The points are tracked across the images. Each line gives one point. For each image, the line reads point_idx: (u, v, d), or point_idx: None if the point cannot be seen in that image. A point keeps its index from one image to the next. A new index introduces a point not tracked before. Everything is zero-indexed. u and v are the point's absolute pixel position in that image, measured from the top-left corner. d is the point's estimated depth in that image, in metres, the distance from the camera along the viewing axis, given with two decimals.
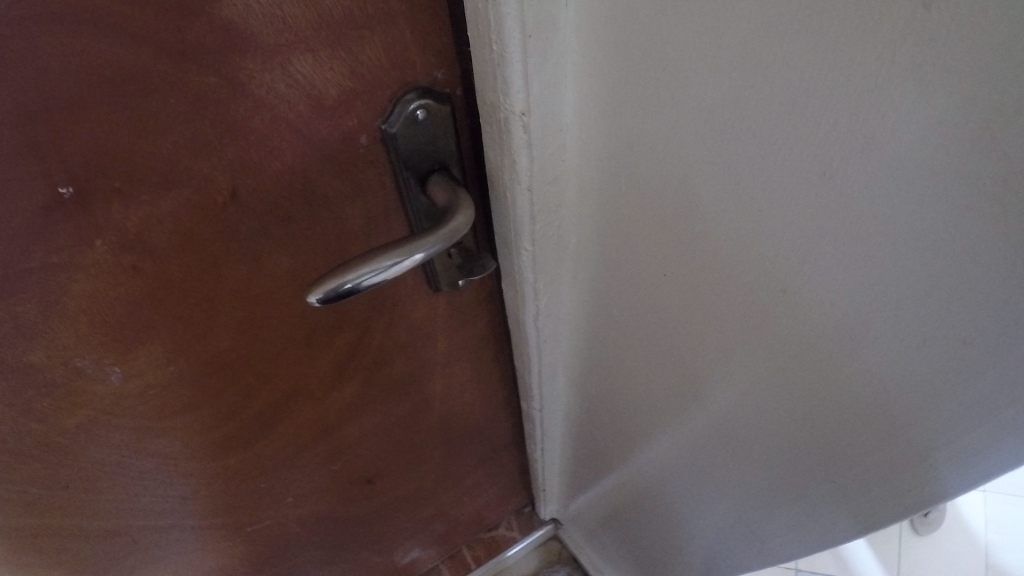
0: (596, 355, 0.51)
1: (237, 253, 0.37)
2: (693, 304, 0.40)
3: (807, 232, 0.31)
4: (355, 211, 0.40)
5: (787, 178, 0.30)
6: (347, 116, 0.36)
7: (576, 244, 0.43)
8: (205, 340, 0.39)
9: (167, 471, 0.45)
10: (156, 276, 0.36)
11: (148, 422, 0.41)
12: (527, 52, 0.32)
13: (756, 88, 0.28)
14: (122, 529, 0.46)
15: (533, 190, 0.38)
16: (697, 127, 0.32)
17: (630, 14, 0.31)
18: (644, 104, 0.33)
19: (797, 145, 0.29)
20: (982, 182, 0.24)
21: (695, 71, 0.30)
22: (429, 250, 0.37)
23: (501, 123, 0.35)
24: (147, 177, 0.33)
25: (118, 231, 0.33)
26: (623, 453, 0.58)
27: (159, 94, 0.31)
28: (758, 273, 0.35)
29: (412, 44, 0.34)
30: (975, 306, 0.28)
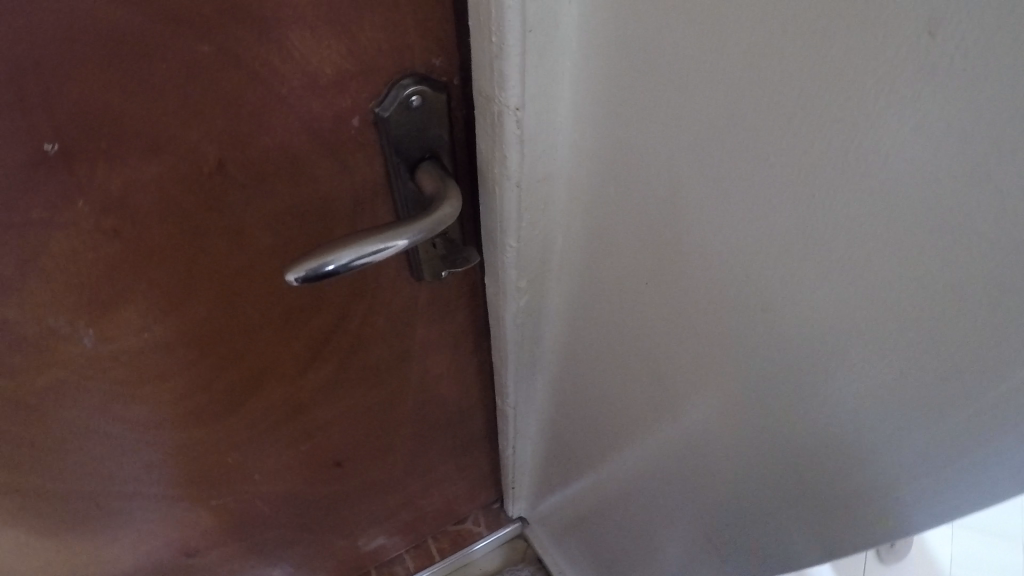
0: (574, 358, 0.51)
1: (221, 225, 0.37)
2: (672, 315, 0.40)
3: (791, 252, 0.31)
4: (343, 194, 0.39)
5: (772, 196, 0.30)
6: (341, 96, 0.35)
7: (562, 245, 0.43)
8: (182, 311, 0.39)
9: (135, 438, 0.44)
10: (138, 241, 0.35)
11: (118, 387, 0.41)
12: (526, 46, 0.32)
13: (749, 102, 0.28)
14: (86, 492, 0.46)
15: (523, 187, 0.38)
16: (689, 137, 0.32)
17: (629, 17, 0.31)
18: (638, 109, 0.33)
19: (786, 163, 0.28)
20: (966, 213, 0.24)
21: (691, 79, 0.30)
22: (414, 237, 0.37)
23: (494, 116, 0.35)
24: (135, 140, 0.33)
25: (101, 193, 0.33)
26: (594, 458, 0.58)
27: (153, 56, 0.31)
28: (738, 288, 0.35)
29: (412, 29, 0.34)
30: (955, 337, 0.27)
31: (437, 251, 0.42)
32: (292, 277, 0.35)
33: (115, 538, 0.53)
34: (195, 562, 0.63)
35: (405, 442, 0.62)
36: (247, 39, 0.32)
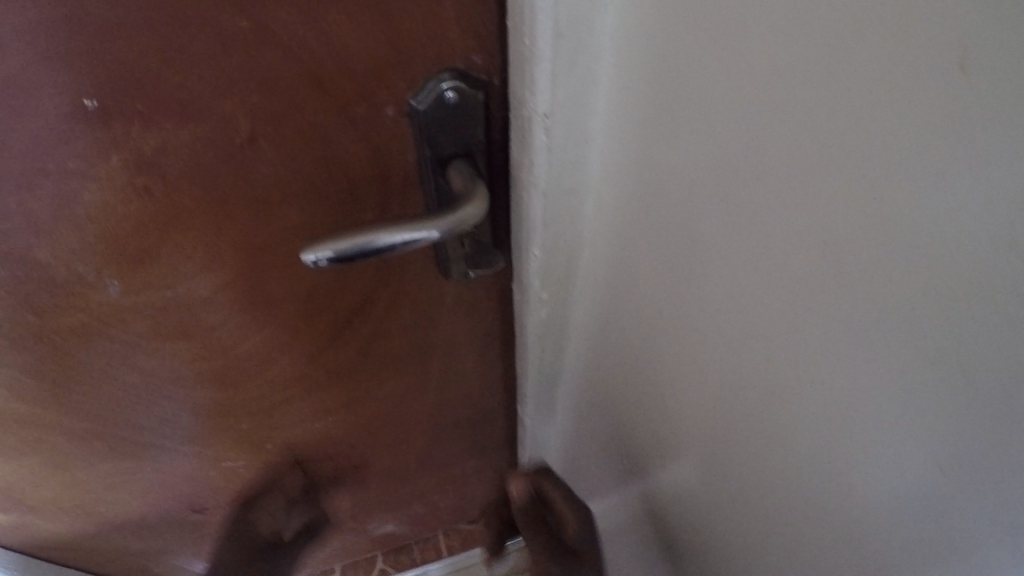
0: (597, 376, 0.50)
1: (247, 199, 0.38)
2: (680, 351, 0.38)
3: (771, 318, 0.29)
4: (373, 180, 0.40)
5: (767, 250, 0.28)
6: (377, 85, 0.36)
7: (588, 260, 0.43)
8: (204, 275, 0.40)
9: (153, 389, 0.46)
10: (166, 204, 0.36)
11: (138, 338, 0.42)
12: (557, 52, 0.31)
13: (749, 140, 0.26)
14: (104, 430, 0.49)
15: (547, 197, 0.37)
16: (702, 175, 0.30)
17: (658, 31, 0.29)
18: (662, 132, 0.32)
19: (772, 223, 0.26)
20: (916, 318, 0.21)
21: (706, 113, 0.28)
22: (439, 230, 0.36)
23: (523, 119, 0.35)
24: (170, 105, 0.34)
25: (134, 153, 0.34)
26: (608, 481, 0.57)
27: (192, 28, 0.31)
28: (731, 337, 0.33)
29: (455, 24, 0.34)
30: (896, 448, 0.25)
31: (462, 249, 0.41)
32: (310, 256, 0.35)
33: (130, 479, 0.55)
34: (209, 515, 0.65)
35: (423, 434, 0.63)
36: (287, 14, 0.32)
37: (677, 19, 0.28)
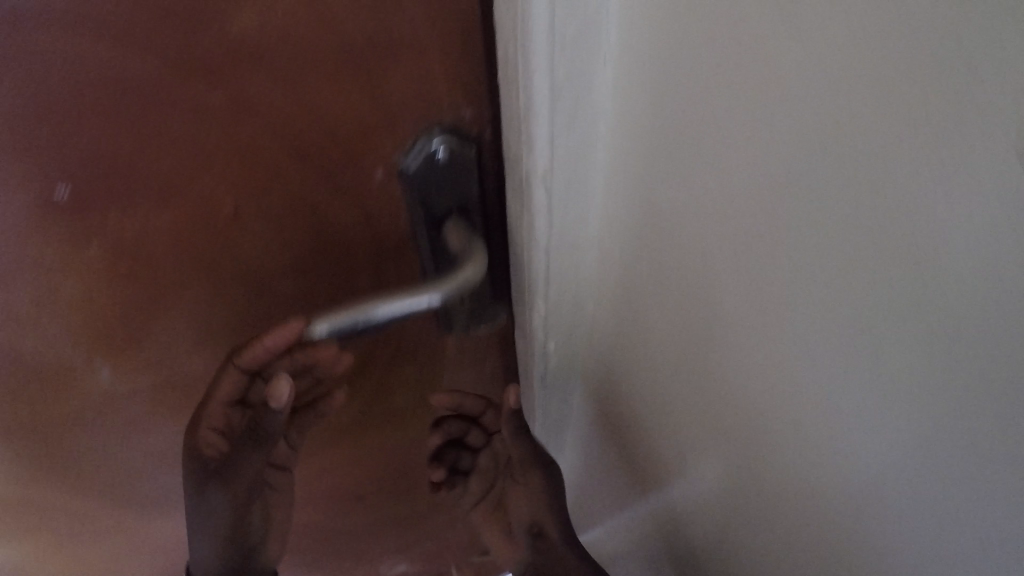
0: (604, 419, 0.49)
1: (235, 270, 0.37)
2: (686, 419, 0.36)
3: (784, 420, 0.27)
4: (364, 241, 0.39)
5: (778, 354, 0.26)
6: (363, 145, 0.35)
7: (593, 307, 0.41)
8: (193, 347, 0.40)
9: (153, 463, 0.46)
10: (151, 286, 0.36)
11: (133, 412, 0.42)
12: (556, 110, 0.30)
13: (750, 236, 0.25)
14: (103, 508, 0.48)
15: (550, 252, 0.35)
16: (703, 266, 0.29)
17: (655, 101, 0.28)
18: (662, 196, 0.30)
19: (775, 326, 0.26)
20: (962, 424, 0.19)
21: (704, 207, 0.27)
22: (439, 296, 0.35)
23: (522, 176, 0.33)
24: (147, 189, 0.33)
25: (114, 238, 0.33)
26: (613, 524, 0.55)
27: (163, 102, 0.31)
28: (740, 429, 0.31)
29: (440, 78, 0.34)
30: (940, 558, 0.22)
31: (463, 305, 0.40)
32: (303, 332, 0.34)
33: (133, 550, 0.54)
34: None
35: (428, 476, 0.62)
36: (262, 84, 0.32)
37: (667, 90, 0.27)
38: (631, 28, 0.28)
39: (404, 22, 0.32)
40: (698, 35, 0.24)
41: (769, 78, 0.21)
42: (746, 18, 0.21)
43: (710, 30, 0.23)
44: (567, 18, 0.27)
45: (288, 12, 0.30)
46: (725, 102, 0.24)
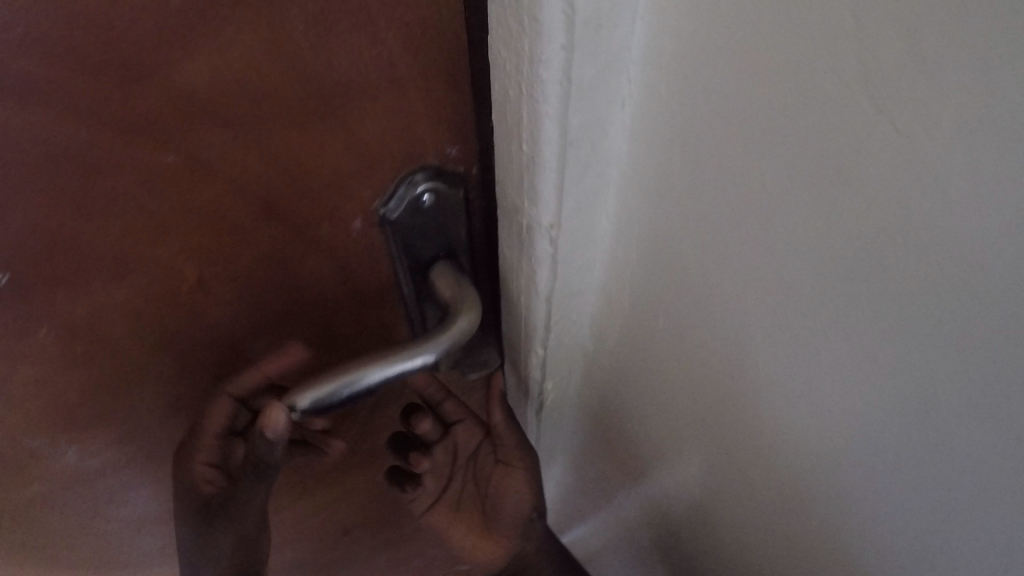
0: (608, 440, 0.46)
1: (205, 333, 0.34)
2: (733, 454, 0.34)
3: (888, 451, 0.26)
4: (341, 293, 0.36)
5: (868, 407, 0.25)
6: (342, 196, 0.32)
7: (599, 342, 0.38)
8: (166, 411, 0.38)
9: (138, 513, 0.44)
10: (115, 359, 0.33)
11: (113, 473, 0.39)
12: (569, 160, 0.27)
13: (837, 312, 0.24)
14: (89, 566, 0.46)
15: (552, 302, 0.32)
16: (761, 315, 0.27)
17: (688, 155, 0.26)
18: (706, 241, 0.27)
19: (868, 355, 0.24)
20: None
21: (766, 254, 0.25)
22: (435, 353, 0.32)
23: (524, 228, 0.30)
24: (96, 267, 0.29)
25: (69, 321, 0.30)
26: (619, 523, 0.54)
27: (104, 173, 0.27)
28: (818, 468, 0.30)
29: (421, 120, 0.30)
30: None
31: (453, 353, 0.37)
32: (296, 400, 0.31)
33: None
34: None
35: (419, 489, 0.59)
36: (217, 143, 0.28)
37: (705, 140, 0.25)
38: (651, 74, 0.25)
39: (381, 60, 0.29)
40: (754, 110, 0.22)
41: (876, 175, 0.20)
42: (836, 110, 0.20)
43: (778, 111, 0.22)
44: (586, 63, 0.25)
45: (253, 57, 0.27)
46: (803, 187, 0.22)
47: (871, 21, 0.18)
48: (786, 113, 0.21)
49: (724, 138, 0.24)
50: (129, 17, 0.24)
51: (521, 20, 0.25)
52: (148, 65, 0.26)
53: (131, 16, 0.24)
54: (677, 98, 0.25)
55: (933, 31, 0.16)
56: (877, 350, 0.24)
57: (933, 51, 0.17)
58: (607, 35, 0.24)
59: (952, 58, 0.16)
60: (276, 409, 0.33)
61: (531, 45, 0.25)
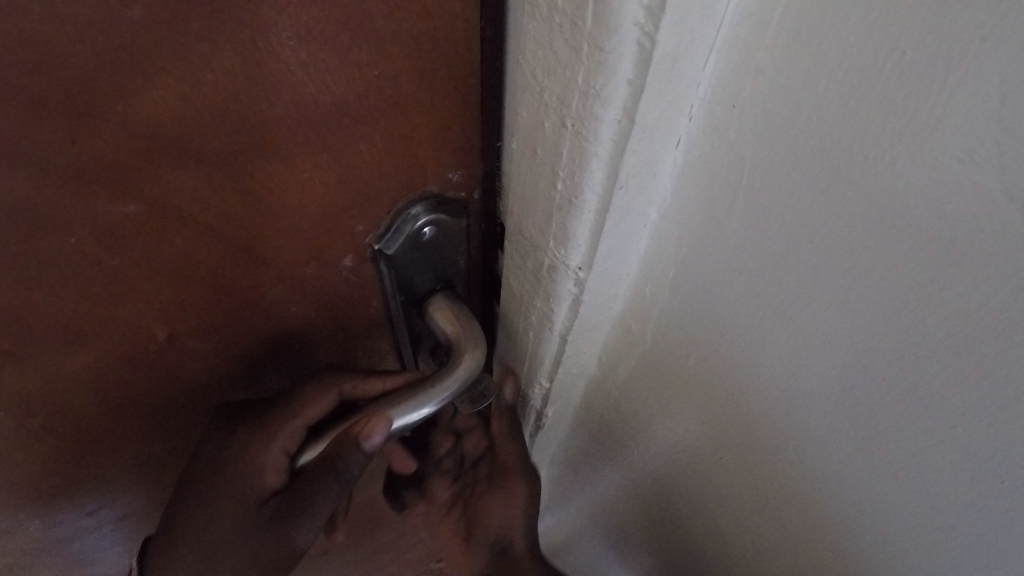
0: (589, 446, 0.45)
1: (172, 384, 0.30)
2: (751, 494, 0.33)
3: (934, 518, 0.25)
4: (331, 328, 0.33)
5: (931, 480, 0.24)
6: (333, 229, 0.28)
7: (601, 368, 0.36)
8: (131, 471, 0.34)
9: (116, 558, 0.41)
10: (74, 424, 0.29)
11: (74, 531, 0.36)
12: (611, 204, 0.24)
13: (918, 395, 0.23)
14: None
15: (568, 336, 0.30)
16: (819, 387, 0.26)
17: (755, 207, 0.24)
18: (766, 299, 0.25)
19: (935, 435, 0.23)
20: None
21: (833, 326, 0.24)
22: (437, 403, 0.29)
23: (544, 267, 0.27)
24: (53, 332, 0.25)
25: (21, 397, 0.27)
26: (600, 516, 0.52)
27: (54, 230, 0.23)
28: (853, 530, 0.29)
29: (425, 143, 0.26)
30: None
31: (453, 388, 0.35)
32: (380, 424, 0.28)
33: None
34: None
35: None
36: (187, 184, 0.24)
37: (786, 194, 0.23)
38: (717, 113, 0.23)
39: (384, 80, 0.24)
40: (854, 176, 0.20)
41: (991, 254, 0.18)
42: (955, 195, 0.18)
43: (886, 187, 0.20)
44: (652, 102, 0.21)
45: (233, 81, 0.22)
46: (903, 266, 0.21)
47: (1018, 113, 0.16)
48: (898, 190, 0.20)
49: (805, 199, 0.22)
50: (77, 37, 0.19)
51: (564, 51, 0.21)
52: (96, 106, 0.21)
53: (80, 38, 0.19)
54: (747, 145, 0.23)
55: None
56: (955, 421, 0.22)
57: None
58: (678, 73, 0.21)
59: None
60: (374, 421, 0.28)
61: (588, 78, 0.21)
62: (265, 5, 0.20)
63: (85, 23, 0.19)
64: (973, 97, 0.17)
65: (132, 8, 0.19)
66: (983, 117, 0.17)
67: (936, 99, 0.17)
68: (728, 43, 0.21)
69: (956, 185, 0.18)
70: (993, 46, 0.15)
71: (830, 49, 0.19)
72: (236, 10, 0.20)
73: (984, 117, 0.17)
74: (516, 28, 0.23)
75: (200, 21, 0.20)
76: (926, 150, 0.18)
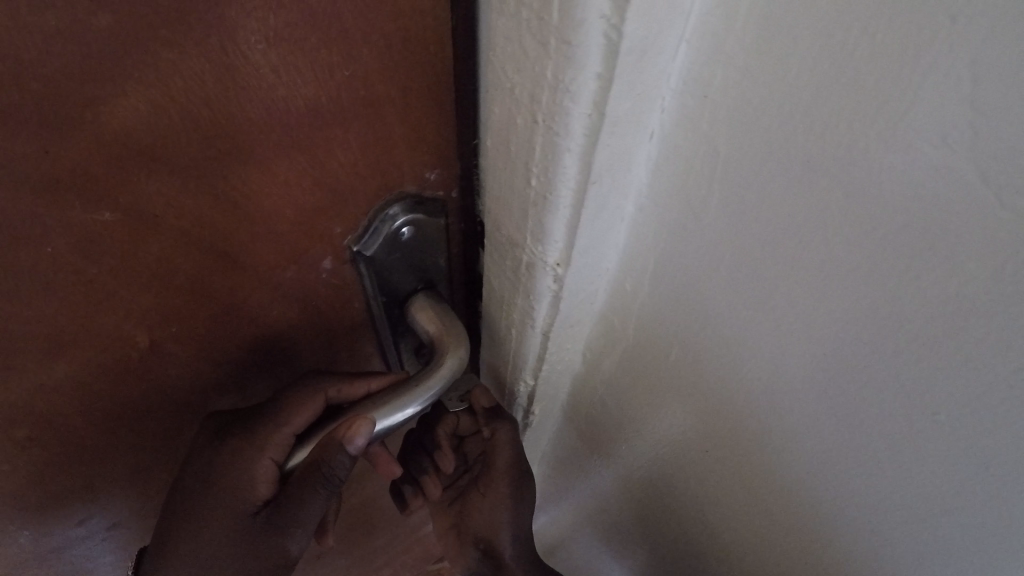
0: (579, 445, 0.45)
1: (158, 392, 0.30)
2: (738, 486, 0.33)
3: (916, 504, 0.25)
4: (315, 332, 0.33)
5: (912, 468, 0.24)
6: (311, 233, 0.28)
7: (586, 365, 0.36)
8: (119, 480, 0.34)
9: (112, 567, 0.41)
10: (61, 435, 0.29)
11: (63, 543, 0.36)
12: (586, 200, 0.24)
13: (899, 382, 0.23)
14: None
15: (550, 334, 0.30)
16: (802, 378, 0.26)
17: (729, 198, 0.24)
18: (742, 291, 0.26)
19: (914, 421, 0.23)
20: None
21: (809, 316, 0.24)
22: (421, 403, 0.29)
23: (523, 265, 0.27)
24: (34, 343, 0.25)
25: (5, 409, 0.27)
26: (592, 513, 0.52)
27: (29, 240, 0.23)
28: (840, 519, 0.29)
29: (400, 144, 0.27)
30: None
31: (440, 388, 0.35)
32: (366, 424, 0.28)
33: None
34: None
35: None
36: (162, 191, 0.24)
37: (759, 186, 0.23)
38: (688, 104, 0.23)
39: (356, 81, 0.24)
40: (825, 162, 0.20)
41: (963, 239, 0.19)
42: (928, 180, 0.18)
43: (858, 173, 0.20)
44: (622, 96, 0.21)
45: (204, 86, 0.22)
46: (877, 253, 0.21)
47: (990, 95, 0.16)
48: (869, 176, 0.19)
49: (778, 187, 0.22)
50: (44, 46, 0.19)
51: (533, 46, 0.21)
52: (66, 115, 0.21)
53: (47, 47, 0.19)
54: (720, 137, 0.23)
55: None
56: (936, 408, 0.22)
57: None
58: (648, 65, 0.21)
59: None
60: (357, 423, 0.28)
61: (557, 72, 0.21)
62: (233, 9, 0.20)
63: (51, 32, 0.19)
64: (942, 79, 0.16)
65: (98, 17, 0.19)
66: (954, 100, 0.17)
67: (904, 83, 0.17)
68: (697, 33, 0.21)
69: (928, 169, 0.18)
70: (960, 27, 0.15)
71: (797, 36, 0.19)
72: (203, 15, 0.20)
73: (954, 99, 0.17)
74: (486, 25, 0.23)
75: (168, 27, 0.20)
76: (897, 135, 0.18)
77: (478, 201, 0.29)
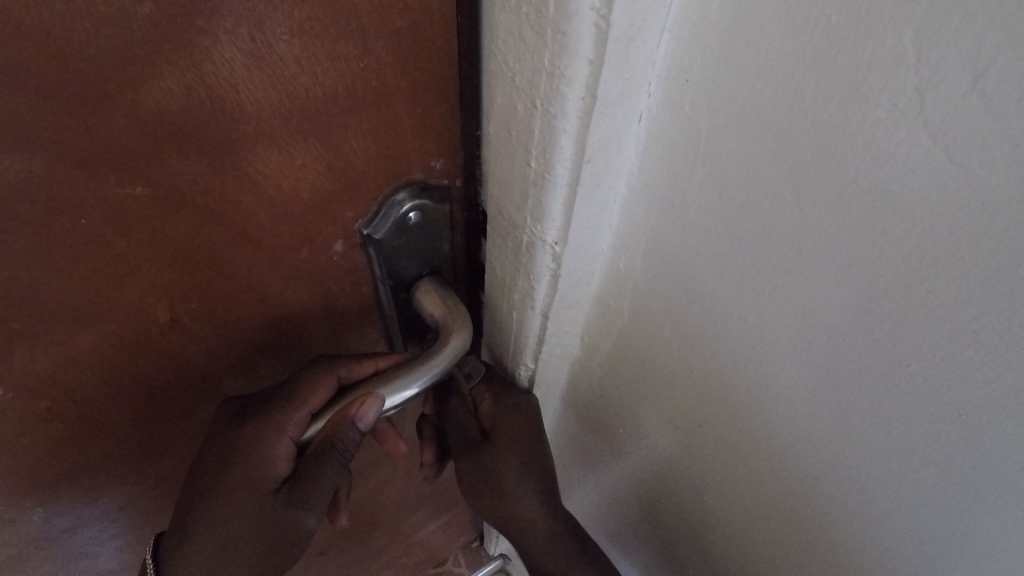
0: (583, 429, 0.47)
1: (169, 365, 0.32)
2: (722, 453, 0.35)
3: (881, 456, 0.27)
4: (325, 311, 0.35)
5: (878, 421, 0.26)
6: (326, 214, 0.30)
7: (584, 343, 0.38)
8: (131, 455, 0.36)
9: (123, 543, 0.43)
10: (75, 407, 0.31)
11: (78, 516, 0.37)
12: (580, 179, 0.26)
13: (872, 338, 0.25)
14: None
15: (548, 313, 0.33)
16: (775, 339, 0.28)
17: (710, 172, 0.26)
18: (711, 258, 0.28)
19: (878, 374, 0.25)
20: None
21: (774, 279, 0.26)
22: (426, 379, 0.31)
23: (524, 245, 0.30)
24: (61, 315, 0.27)
25: (29, 379, 0.28)
26: (591, 499, 0.54)
27: (66, 212, 0.24)
28: (815, 479, 0.31)
29: (409, 131, 0.29)
30: None
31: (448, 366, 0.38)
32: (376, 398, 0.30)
33: None
34: None
35: (402, 503, 0.62)
36: (189, 169, 0.26)
37: (728, 159, 0.25)
38: (673, 87, 0.25)
39: (370, 72, 0.26)
40: (793, 132, 0.22)
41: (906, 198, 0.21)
42: (883, 139, 0.20)
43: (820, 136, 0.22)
44: (611, 80, 0.23)
45: (231, 75, 0.24)
46: (834, 212, 0.23)
47: (936, 60, 0.18)
48: (828, 138, 0.22)
49: (753, 159, 0.24)
50: (93, 30, 0.21)
51: (535, 35, 0.23)
52: (107, 95, 0.22)
53: (95, 32, 0.21)
54: (700, 116, 0.25)
55: (999, 67, 0.17)
56: (908, 360, 0.24)
57: (993, 87, 0.17)
58: (634, 53, 0.23)
59: (1013, 97, 0.17)
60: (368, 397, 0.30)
61: (553, 58, 0.23)
62: (261, 4, 0.22)
63: (99, 17, 0.20)
64: (892, 48, 0.18)
65: (142, 5, 0.21)
66: (903, 71, 0.19)
67: (863, 57, 0.19)
68: (679, 24, 0.23)
69: (885, 131, 0.20)
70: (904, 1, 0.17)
71: (763, 17, 0.21)
72: (234, 8, 0.22)
73: (906, 67, 0.18)
74: (489, 18, 0.25)
75: (203, 17, 0.22)
76: (857, 100, 0.20)
77: (480, 188, 0.32)
